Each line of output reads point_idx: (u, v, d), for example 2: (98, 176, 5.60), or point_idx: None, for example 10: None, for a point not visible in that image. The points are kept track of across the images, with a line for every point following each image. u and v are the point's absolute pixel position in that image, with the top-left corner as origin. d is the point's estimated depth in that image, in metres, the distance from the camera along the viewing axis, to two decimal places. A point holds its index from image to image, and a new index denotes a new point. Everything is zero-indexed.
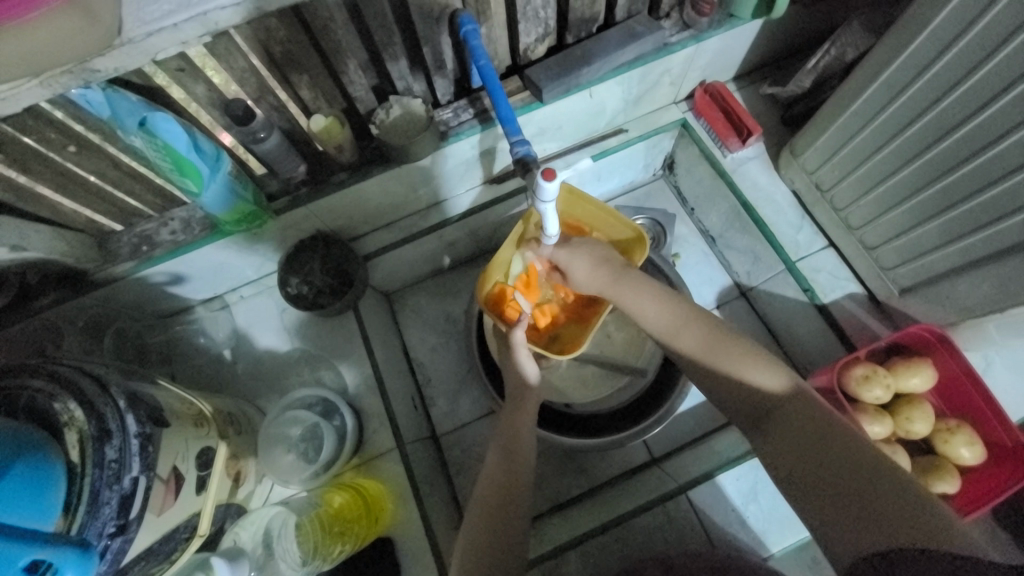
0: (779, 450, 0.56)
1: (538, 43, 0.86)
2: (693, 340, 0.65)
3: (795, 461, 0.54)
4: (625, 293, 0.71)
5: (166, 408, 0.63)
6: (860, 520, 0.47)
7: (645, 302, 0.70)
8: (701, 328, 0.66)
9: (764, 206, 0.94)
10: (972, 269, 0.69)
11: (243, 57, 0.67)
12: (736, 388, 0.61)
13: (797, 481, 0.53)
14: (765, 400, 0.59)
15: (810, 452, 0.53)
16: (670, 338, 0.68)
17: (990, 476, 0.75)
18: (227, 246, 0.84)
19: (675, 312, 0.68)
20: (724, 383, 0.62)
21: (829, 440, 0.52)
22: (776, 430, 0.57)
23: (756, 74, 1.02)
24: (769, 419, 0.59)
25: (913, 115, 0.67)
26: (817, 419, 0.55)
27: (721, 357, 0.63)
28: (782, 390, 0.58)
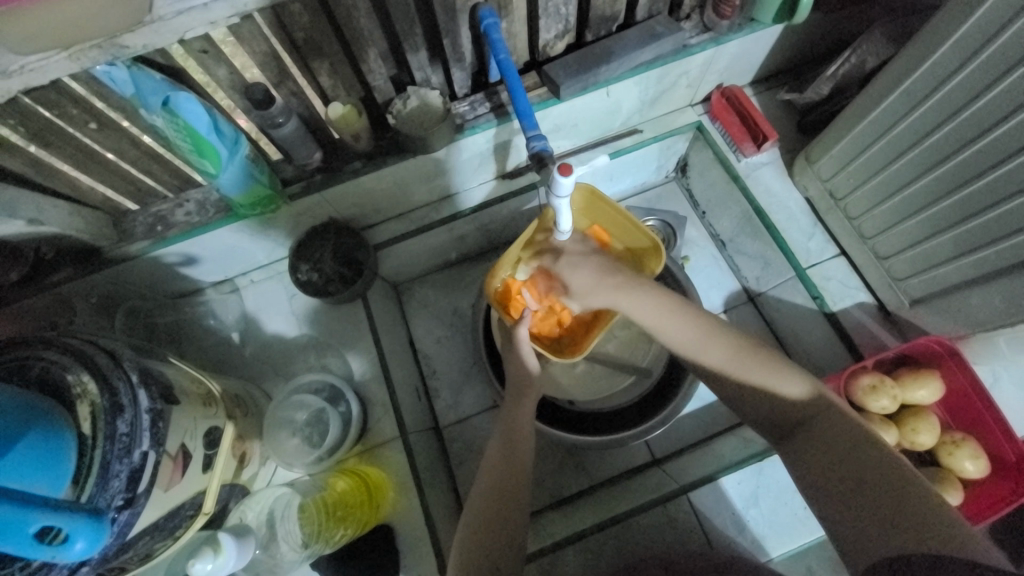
0: (807, 460, 0.56)
1: (557, 39, 0.86)
2: (714, 355, 0.64)
3: (819, 469, 0.54)
4: (631, 302, 0.70)
5: (176, 386, 0.63)
6: (884, 527, 0.47)
7: (658, 315, 0.68)
8: (720, 337, 0.65)
9: (776, 211, 0.94)
10: (985, 283, 0.69)
11: (265, 41, 0.67)
12: (761, 398, 0.61)
13: (821, 488, 0.54)
14: (792, 410, 0.59)
15: (837, 463, 0.53)
16: (690, 355, 0.66)
17: (992, 490, 0.75)
18: (240, 230, 0.84)
19: (693, 324, 0.67)
20: (752, 395, 0.62)
21: (860, 447, 0.53)
22: (809, 437, 0.57)
23: (774, 79, 1.02)
24: (801, 429, 0.59)
25: (932, 126, 0.67)
26: (846, 429, 0.55)
27: (748, 370, 0.62)
28: (807, 395, 0.59)
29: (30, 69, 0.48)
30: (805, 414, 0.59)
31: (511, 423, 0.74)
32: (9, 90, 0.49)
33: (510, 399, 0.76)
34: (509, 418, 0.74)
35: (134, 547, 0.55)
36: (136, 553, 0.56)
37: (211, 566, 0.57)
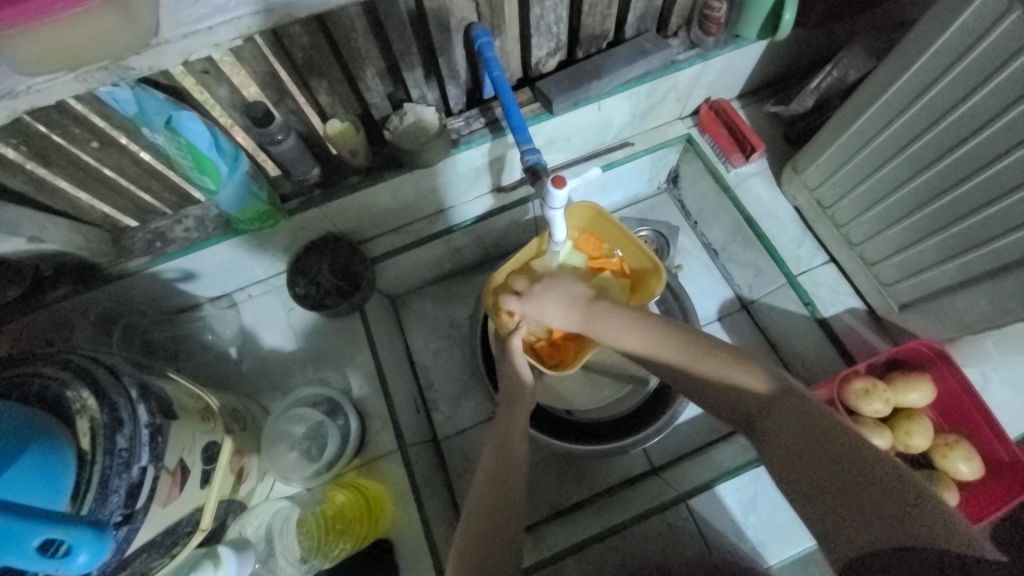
0: (777, 453, 0.56)
1: (549, 56, 0.89)
2: (676, 353, 0.66)
3: (790, 460, 0.54)
4: (598, 321, 0.71)
5: (175, 401, 0.64)
6: (858, 518, 0.47)
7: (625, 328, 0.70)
8: (681, 344, 0.66)
9: (766, 220, 0.96)
10: (971, 286, 0.70)
11: (265, 61, 0.69)
12: (722, 392, 0.63)
13: (797, 478, 0.53)
14: (751, 402, 0.60)
15: (804, 452, 0.54)
16: (655, 357, 0.68)
17: (987, 490, 0.76)
18: (239, 245, 0.85)
19: (654, 333, 0.68)
20: (715, 391, 0.63)
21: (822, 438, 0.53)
22: (770, 429, 0.58)
23: (760, 93, 1.05)
24: (760, 420, 0.60)
25: (913, 135, 0.70)
26: (805, 415, 0.56)
27: (705, 369, 0.64)
28: (763, 390, 0.60)
29: (37, 89, 0.50)
30: (762, 406, 0.60)
31: (509, 432, 0.74)
32: (15, 109, 0.51)
33: (509, 408, 0.77)
34: (507, 427, 0.75)
35: (131, 564, 0.55)
36: (133, 571, 0.56)
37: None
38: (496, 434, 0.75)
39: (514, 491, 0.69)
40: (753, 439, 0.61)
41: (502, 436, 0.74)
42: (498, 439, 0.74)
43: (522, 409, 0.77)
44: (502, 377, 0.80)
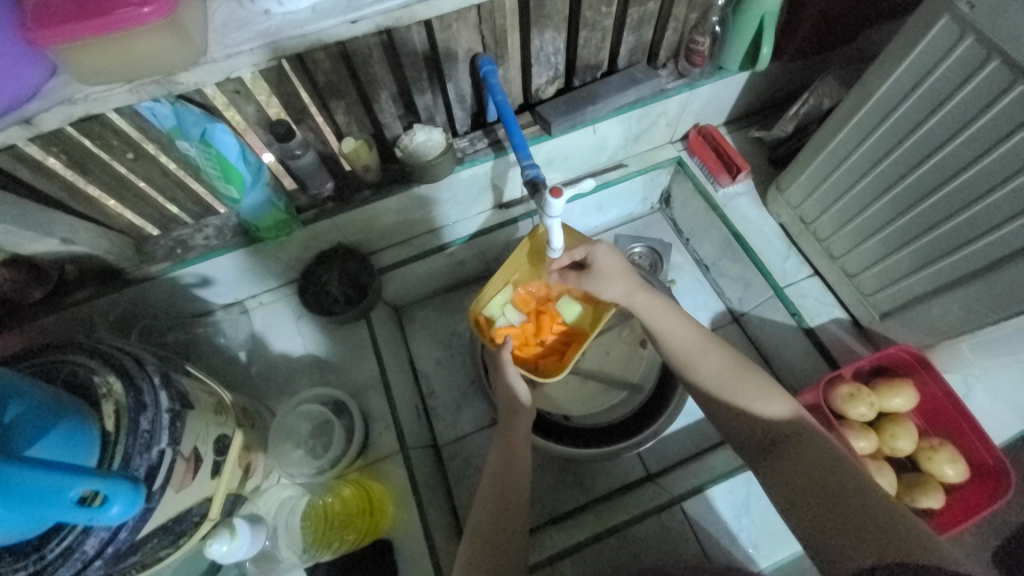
0: (784, 479, 0.62)
1: (547, 84, 0.97)
2: (713, 366, 0.71)
3: (800, 485, 0.60)
4: (646, 300, 0.78)
5: (190, 392, 0.67)
6: (855, 535, 0.53)
7: (664, 315, 0.76)
8: (723, 354, 0.72)
9: (753, 235, 1.02)
10: (942, 293, 0.75)
11: (290, 84, 0.76)
12: (741, 413, 0.67)
13: (805, 510, 0.59)
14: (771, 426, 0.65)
15: (813, 480, 0.59)
16: (687, 358, 0.73)
17: (972, 494, 0.77)
18: (256, 253, 0.91)
19: (700, 336, 0.74)
20: (734, 409, 0.68)
21: (826, 471, 0.59)
22: (783, 457, 0.62)
23: (743, 120, 1.13)
24: (779, 447, 0.64)
25: (881, 154, 0.76)
26: (821, 442, 0.61)
27: (731, 386, 0.69)
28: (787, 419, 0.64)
29: (92, 97, 0.56)
30: (783, 433, 0.64)
31: (510, 437, 0.76)
32: (71, 114, 0.57)
33: (512, 412, 0.79)
34: (511, 436, 0.77)
35: (141, 549, 0.57)
36: (142, 556, 0.57)
37: (226, 546, 0.60)
38: (497, 441, 0.77)
39: (517, 495, 0.71)
40: (762, 468, 0.65)
41: (506, 445, 0.76)
42: (499, 447, 0.77)
43: (524, 418, 0.78)
44: (502, 389, 0.82)
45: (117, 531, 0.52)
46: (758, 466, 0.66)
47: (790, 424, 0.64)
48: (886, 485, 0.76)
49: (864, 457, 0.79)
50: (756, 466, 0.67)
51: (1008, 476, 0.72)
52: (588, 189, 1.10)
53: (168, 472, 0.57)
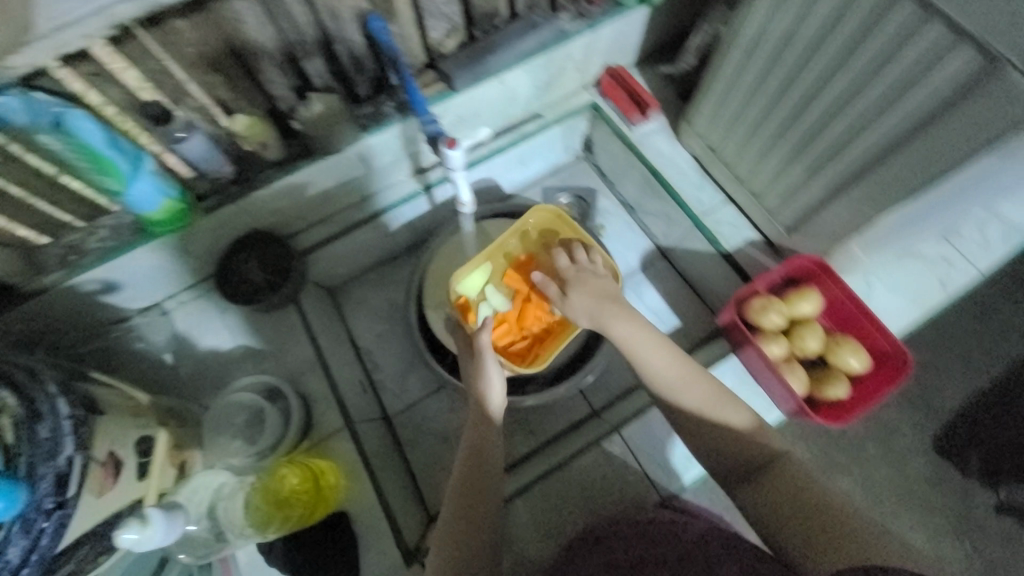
0: (762, 503, 0.62)
1: (446, 37, 0.94)
2: (695, 396, 0.67)
3: (780, 509, 0.61)
4: (625, 325, 0.71)
5: (99, 398, 0.65)
6: (838, 555, 0.56)
7: (643, 341, 0.70)
8: (704, 380, 0.68)
9: (668, 170, 1.05)
10: (834, 199, 0.79)
11: (157, 59, 0.71)
12: (726, 441, 0.65)
13: (784, 527, 0.60)
14: (758, 456, 0.64)
15: (797, 504, 0.61)
16: (668, 389, 0.68)
17: (877, 380, 0.84)
18: (161, 248, 0.86)
19: (681, 362, 0.69)
20: (717, 439, 0.66)
21: (806, 494, 0.61)
22: (768, 484, 0.63)
23: (652, 58, 1.13)
24: (762, 476, 0.64)
25: (766, 72, 0.79)
26: (801, 473, 0.63)
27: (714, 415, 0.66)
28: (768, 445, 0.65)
29: None
30: (767, 461, 0.64)
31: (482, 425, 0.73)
32: None
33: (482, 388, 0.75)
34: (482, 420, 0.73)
35: (74, 558, 0.54)
36: None
37: (137, 537, 0.54)
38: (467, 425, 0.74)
39: (490, 476, 0.70)
40: (739, 495, 0.64)
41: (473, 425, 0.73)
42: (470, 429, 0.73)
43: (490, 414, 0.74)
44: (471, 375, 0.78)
45: (37, 540, 0.50)
46: (736, 493, 0.65)
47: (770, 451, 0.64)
48: (800, 383, 0.83)
49: (779, 362, 0.84)
50: (733, 495, 0.65)
51: (905, 357, 0.80)
52: (506, 143, 1.09)
53: (81, 477, 0.55)
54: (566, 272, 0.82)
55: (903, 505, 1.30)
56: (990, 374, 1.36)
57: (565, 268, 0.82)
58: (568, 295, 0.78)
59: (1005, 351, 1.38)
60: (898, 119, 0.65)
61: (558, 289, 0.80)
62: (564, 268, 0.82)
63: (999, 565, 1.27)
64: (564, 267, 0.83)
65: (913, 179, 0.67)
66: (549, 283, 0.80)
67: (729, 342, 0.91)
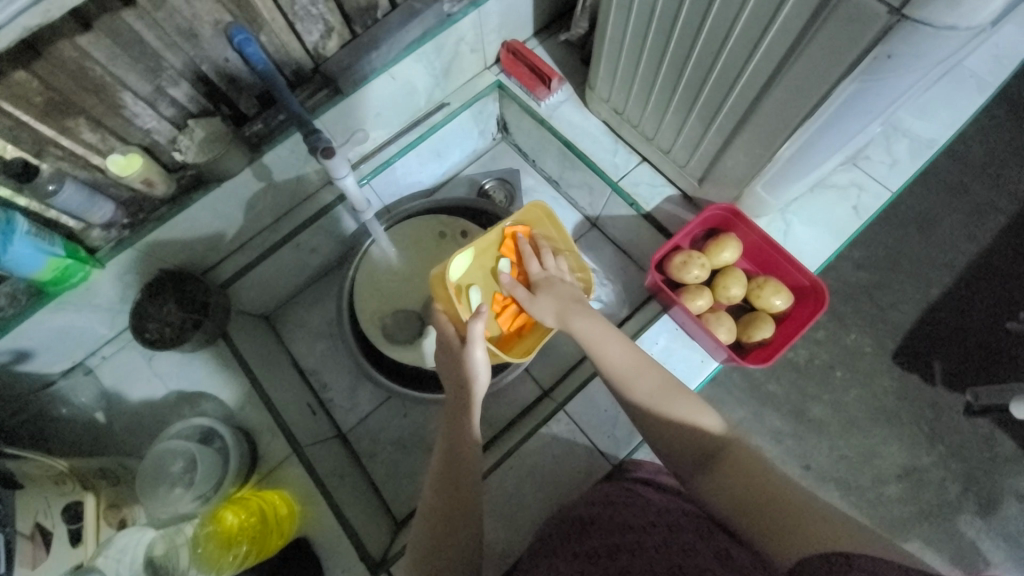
0: (717, 493, 0.60)
1: (324, 39, 0.88)
2: (648, 385, 0.69)
3: (736, 500, 0.58)
4: (581, 320, 0.75)
5: (16, 473, 0.64)
6: (794, 539, 0.51)
7: (599, 336, 0.73)
8: (657, 371, 0.70)
9: (581, 140, 1.04)
10: (731, 145, 0.79)
11: (4, 115, 0.66)
12: (678, 427, 0.65)
13: (738, 515, 0.57)
14: (709, 441, 0.63)
15: (752, 490, 0.57)
16: (623, 378, 0.70)
17: (800, 316, 0.86)
18: (63, 307, 0.82)
19: (636, 355, 0.72)
20: (670, 426, 0.65)
21: (760, 480, 0.58)
22: (722, 469, 0.61)
23: (550, 28, 1.11)
24: (715, 463, 0.62)
25: (647, 27, 0.77)
26: (754, 458, 0.60)
27: (666, 402, 0.67)
28: (721, 432, 0.63)
29: None
30: (718, 447, 0.62)
31: (460, 425, 0.71)
32: None
33: (461, 399, 0.74)
34: (458, 422, 0.71)
35: None
36: None
37: None
38: (444, 428, 0.72)
39: (469, 492, 0.65)
40: (695, 483, 0.63)
41: (450, 423, 0.72)
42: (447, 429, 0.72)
43: (473, 405, 0.73)
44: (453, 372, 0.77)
45: None
46: (694, 480, 0.63)
47: (722, 436, 0.63)
48: (725, 331, 0.84)
49: (704, 314, 0.86)
50: (690, 484, 0.64)
51: (821, 288, 0.82)
52: (416, 138, 1.06)
53: (9, 554, 0.55)
54: (537, 277, 0.83)
55: (872, 424, 1.33)
56: (935, 282, 1.40)
57: (536, 272, 0.83)
58: (535, 298, 0.80)
59: (946, 256, 1.42)
60: (762, 63, 0.65)
61: (526, 292, 0.80)
62: (535, 273, 0.83)
63: (974, 462, 1.30)
64: (535, 272, 0.83)
65: (790, 120, 0.67)
66: (517, 286, 0.81)
67: (658, 303, 0.92)
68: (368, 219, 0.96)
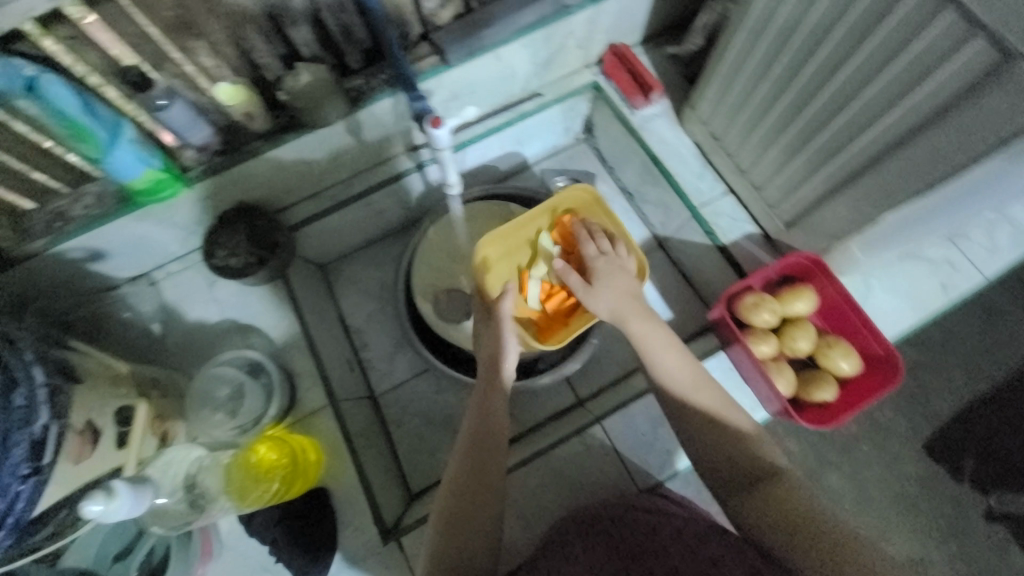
0: (752, 517, 0.58)
1: (441, 7, 0.87)
2: (706, 400, 0.65)
3: (776, 526, 0.57)
4: (643, 326, 0.70)
5: (78, 368, 0.66)
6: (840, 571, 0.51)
7: (661, 343, 0.69)
8: (714, 389, 0.66)
9: (669, 157, 1.01)
10: (833, 196, 0.76)
11: (133, 22, 0.67)
12: (728, 445, 0.62)
13: (774, 536, 0.56)
14: (756, 464, 0.61)
15: (793, 520, 0.56)
16: (683, 391, 0.66)
17: (865, 384, 0.83)
18: (146, 219, 0.85)
19: (697, 369, 0.68)
20: (721, 445, 0.63)
21: (803, 512, 0.57)
22: (763, 493, 0.59)
23: (660, 38, 1.09)
24: (756, 486, 0.60)
25: (773, 57, 0.75)
26: (798, 491, 0.58)
27: (724, 422, 0.63)
28: (772, 462, 0.61)
29: None
30: (760, 472, 0.60)
31: (493, 410, 0.69)
32: None
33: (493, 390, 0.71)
34: (490, 410, 0.69)
35: (53, 519, 0.58)
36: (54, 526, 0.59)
37: (102, 509, 0.53)
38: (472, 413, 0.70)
39: (484, 490, 0.64)
40: (730, 502, 0.61)
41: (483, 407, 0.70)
42: (478, 412, 0.70)
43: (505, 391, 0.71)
44: (489, 347, 0.75)
45: (13, 503, 0.52)
46: (730, 502, 0.61)
47: (770, 464, 0.61)
48: (785, 384, 0.82)
49: (766, 360, 0.83)
50: (726, 503, 0.62)
51: (897, 361, 0.79)
52: (503, 122, 1.05)
53: (59, 445, 0.57)
54: (591, 262, 0.78)
55: (895, 506, 1.28)
56: (996, 378, 1.33)
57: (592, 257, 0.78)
58: (591, 287, 0.75)
59: (1011, 354, 1.34)
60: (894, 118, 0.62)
61: (581, 281, 0.76)
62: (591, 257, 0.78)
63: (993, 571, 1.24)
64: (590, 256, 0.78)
65: (909, 184, 0.64)
66: (568, 274, 0.76)
67: (718, 338, 0.90)
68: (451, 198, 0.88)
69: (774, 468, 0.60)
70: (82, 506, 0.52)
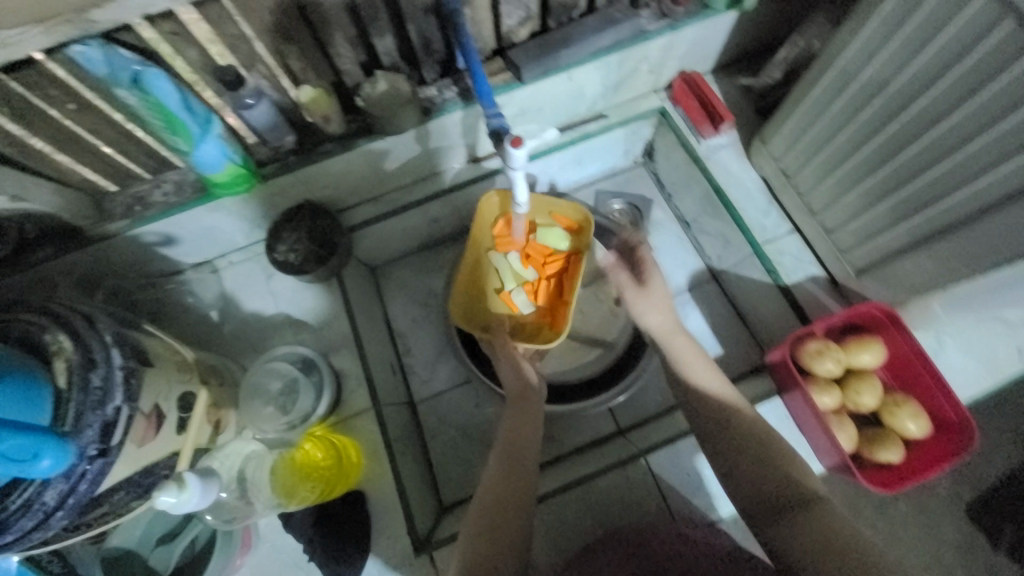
0: (787, 541, 0.56)
1: (520, 25, 0.88)
2: (749, 422, 0.68)
3: (809, 547, 0.54)
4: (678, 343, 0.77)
5: (149, 351, 0.68)
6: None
7: (696, 362, 0.75)
8: (755, 415, 0.69)
9: (734, 190, 0.98)
10: (920, 248, 0.73)
11: (233, 24, 0.70)
12: (763, 470, 0.63)
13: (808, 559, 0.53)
14: (791, 489, 0.60)
15: (827, 542, 0.54)
16: (731, 409, 0.70)
17: (932, 449, 0.79)
18: (218, 210, 0.87)
19: (732, 391, 0.73)
20: (755, 470, 0.63)
21: (837, 536, 0.54)
22: (796, 518, 0.58)
23: (733, 68, 1.07)
24: (792, 511, 0.59)
25: (863, 99, 0.73)
26: (837, 520, 0.56)
27: (760, 450, 0.65)
28: (806, 487, 0.60)
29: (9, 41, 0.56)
30: (793, 497, 0.60)
31: (521, 428, 0.75)
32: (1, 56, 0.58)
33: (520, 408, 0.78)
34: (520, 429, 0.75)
35: (109, 500, 0.60)
36: (111, 505, 0.61)
37: (176, 499, 0.60)
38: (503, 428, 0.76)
39: (516, 508, 0.66)
40: (765, 531, 0.60)
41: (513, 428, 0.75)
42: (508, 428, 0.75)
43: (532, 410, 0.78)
44: (511, 371, 0.83)
45: (76, 484, 0.54)
46: (763, 529, 0.60)
47: (804, 490, 0.60)
48: (846, 440, 0.78)
49: (828, 412, 0.80)
50: (760, 531, 0.60)
51: (971, 428, 0.74)
52: (565, 140, 1.05)
53: (127, 427, 0.58)
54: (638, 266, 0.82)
55: None
56: None
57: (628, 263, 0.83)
58: (638, 295, 0.80)
59: None
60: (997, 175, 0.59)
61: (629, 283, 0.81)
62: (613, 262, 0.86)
63: None
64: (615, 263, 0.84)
65: None
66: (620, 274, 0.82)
67: (774, 383, 0.87)
68: (517, 215, 0.85)
69: (807, 495, 0.60)
70: (159, 497, 0.59)
